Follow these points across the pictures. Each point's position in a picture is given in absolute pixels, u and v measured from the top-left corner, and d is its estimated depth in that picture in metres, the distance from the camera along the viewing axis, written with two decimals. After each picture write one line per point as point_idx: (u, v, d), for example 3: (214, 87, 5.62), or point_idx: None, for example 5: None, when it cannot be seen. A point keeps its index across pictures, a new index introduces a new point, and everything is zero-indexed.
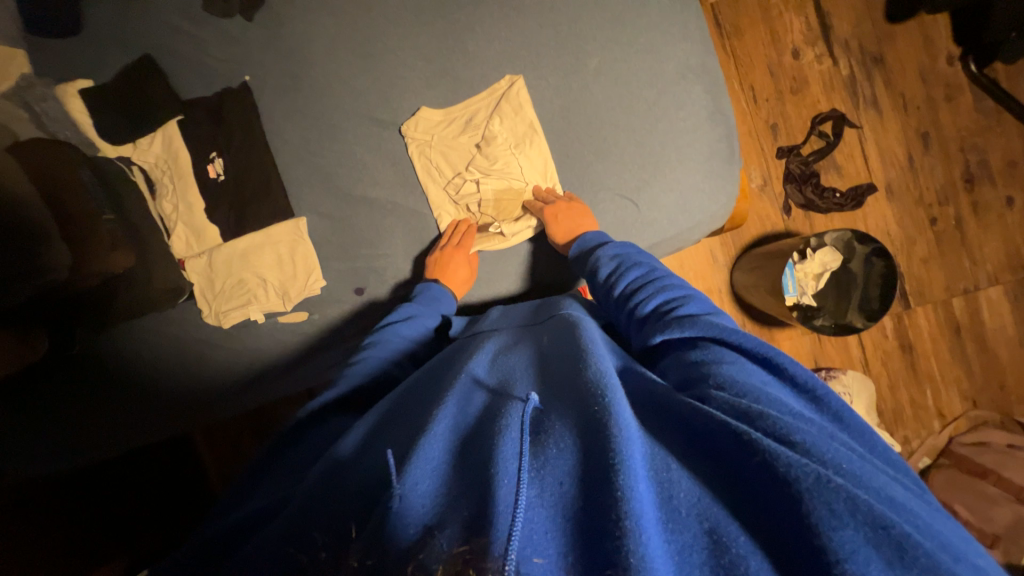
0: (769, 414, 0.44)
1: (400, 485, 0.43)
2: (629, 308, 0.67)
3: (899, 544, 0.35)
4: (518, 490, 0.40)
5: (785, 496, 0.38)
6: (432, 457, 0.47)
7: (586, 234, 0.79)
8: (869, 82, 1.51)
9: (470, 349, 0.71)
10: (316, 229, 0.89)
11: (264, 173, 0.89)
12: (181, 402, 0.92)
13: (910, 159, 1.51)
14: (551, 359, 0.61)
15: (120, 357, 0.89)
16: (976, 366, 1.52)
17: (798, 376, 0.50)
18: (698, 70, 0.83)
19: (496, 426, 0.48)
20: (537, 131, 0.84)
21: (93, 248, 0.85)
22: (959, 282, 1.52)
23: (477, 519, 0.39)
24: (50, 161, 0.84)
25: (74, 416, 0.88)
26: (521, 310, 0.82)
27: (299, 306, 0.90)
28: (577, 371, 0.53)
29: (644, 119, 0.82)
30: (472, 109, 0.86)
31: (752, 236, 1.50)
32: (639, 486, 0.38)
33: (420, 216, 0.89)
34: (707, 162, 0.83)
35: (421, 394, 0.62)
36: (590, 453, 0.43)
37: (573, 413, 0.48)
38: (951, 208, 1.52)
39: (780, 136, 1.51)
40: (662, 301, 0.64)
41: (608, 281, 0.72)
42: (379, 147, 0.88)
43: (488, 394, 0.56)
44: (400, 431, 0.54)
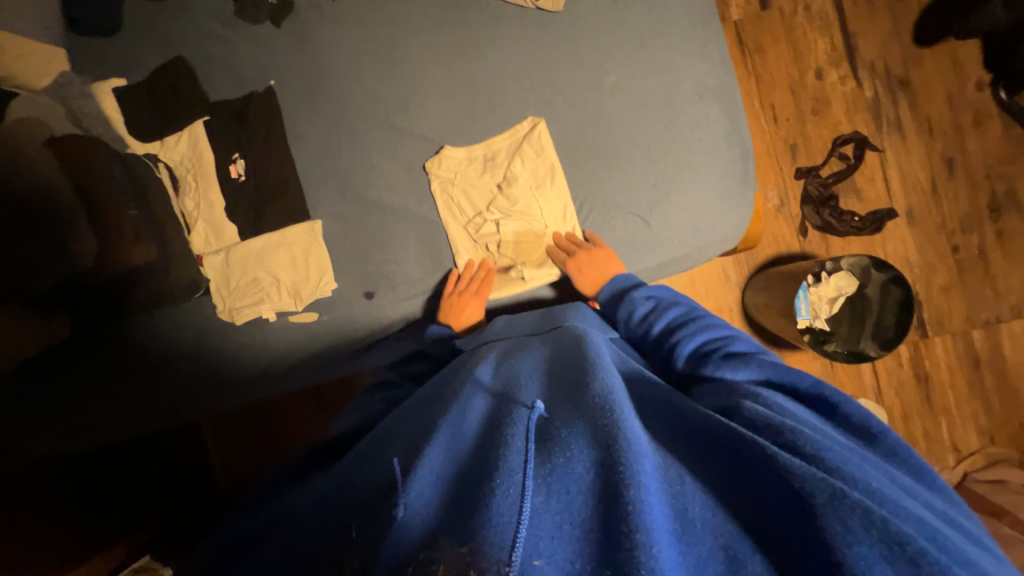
0: (800, 437, 0.45)
1: (403, 495, 0.43)
2: (673, 344, 0.67)
3: (917, 562, 0.35)
4: (521, 498, 0.40)
5: (802, 514, 0.39)
6: (436, 465, 0.46)
7: (619, 277, 0.80)
8: (894, 105, 1.49)
9: (475, 358, 0.72)
10: (331, 232, 0.91)
11: (283, 175, 0.91)
12: (189, 395, 0.93)
13: (934, 185, 1.48)
14: (556, 369, 0.61)
15: (134, 349, 0.91)
16: (996, 400, 1.48)
17: (840, 410, 0.51)
18: (716, 90, 0.83)
19: (499, 435, 0.48)
20: (558, 172, 0.84)
21: (116, 237, 0.87)
22: (981, 313, 1.48)
23: (474, 521, 0.39)
24: (84, 154, 0.86)
25: (89, 405, 0.91)
26: (527, 319, 0.82)
27: (310, 306, 0.91)
28: (585, 382, 0.54)
29: (659, 138, 0.82)
30: (494, 145, 0.86)
31: (766, 256, 1.48)
32: (649, 498, 0.39)
33: (430, 224, 0.89)
34: (722, 183, 0.83)
35: (429, 403, 0.62)
36: (597, 463, 0.43)
37: (580, 423, 0.48)
38: (975, 236, 1.48)
39: (799, 156, 1.49)
40: (708, 340, 0.66)
41: (648, 317, 0.73)
42: (396, 154, 0.89)
43: (492, 402, 0.56)
44: (406, 438, 0.54)
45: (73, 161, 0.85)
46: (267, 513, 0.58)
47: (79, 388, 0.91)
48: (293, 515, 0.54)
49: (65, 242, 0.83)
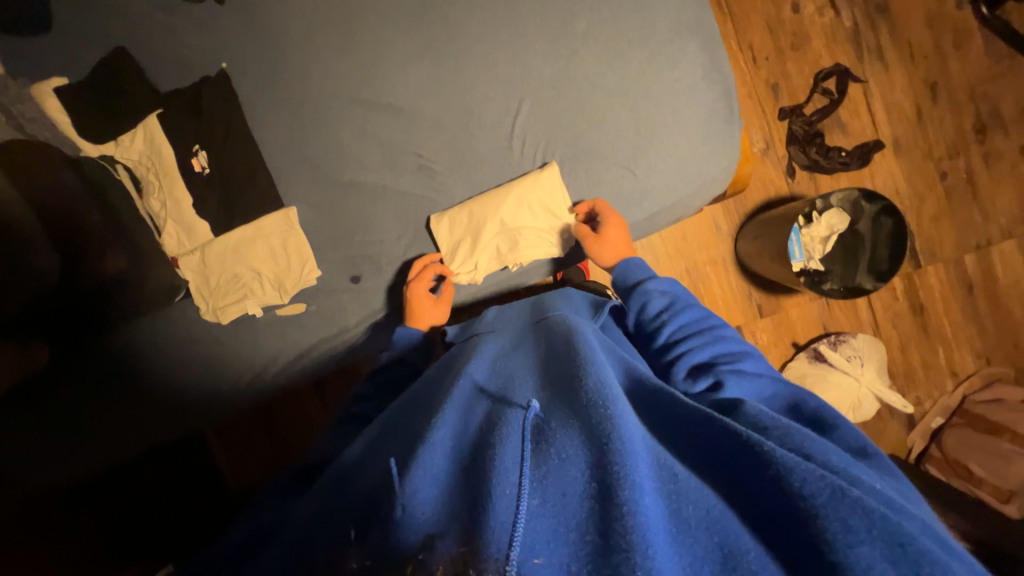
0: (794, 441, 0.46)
1: (401, 495, 0.43)
2: (675, 350, 0.66)
3: (917, 562, 0.36)
4: (519, 501, 0.40)
5: (795, 511, 0.39)
6: (433, 465, 0.47)
7: (633, 261, 0.77)
8: (874, 32, 1.44)
9: (468, 350, 0.72)
10: (308, 219, 0.87)
11: (250, 164, 0.86)
12: (169, 423, 0.91)
13: (918, 112, 1.45)
14: (549, 363, 0.60)
15: (110, 376, 0.87)
16: (990, 323, 1.49)
17: (842, 431, 0.50)
18: (692, 26, 0.78)
19: (495, 436, 0.47)
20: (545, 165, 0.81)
21: (85, 259, 0.85)
22: (972, 238, 1.47)
23: (479, 533, 0.38)
24: (38, 167, 0.84)
25: (67, 431, 0.86)
26: (519, 312, 0.82)
27: (296, 297, 0.89)
28: (576, 377, 0.53)
29: (637, 83, 0.78)
30: (539, 226, 0.82)
31: (755, 203, 1.47)
32: (644, 499, 0.38)
33: (413, 198, 0.85)
34: (707, 124, 0.79)
35: (420, 407, 0.60)
36: (590, 463, 0.42)
37: (568, 422, 0.47)
38: (962, 160, 1.46)
39: (781, 96, 1.46)
40: (713, 355, 0.64)
41: (659, 317, 0.70)
42: (364, 131, 0.84)
43: (488, 403, 0.55)
44: (402, 440, 0.53)
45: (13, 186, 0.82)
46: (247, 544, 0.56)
47: (43, 425, 0.85)
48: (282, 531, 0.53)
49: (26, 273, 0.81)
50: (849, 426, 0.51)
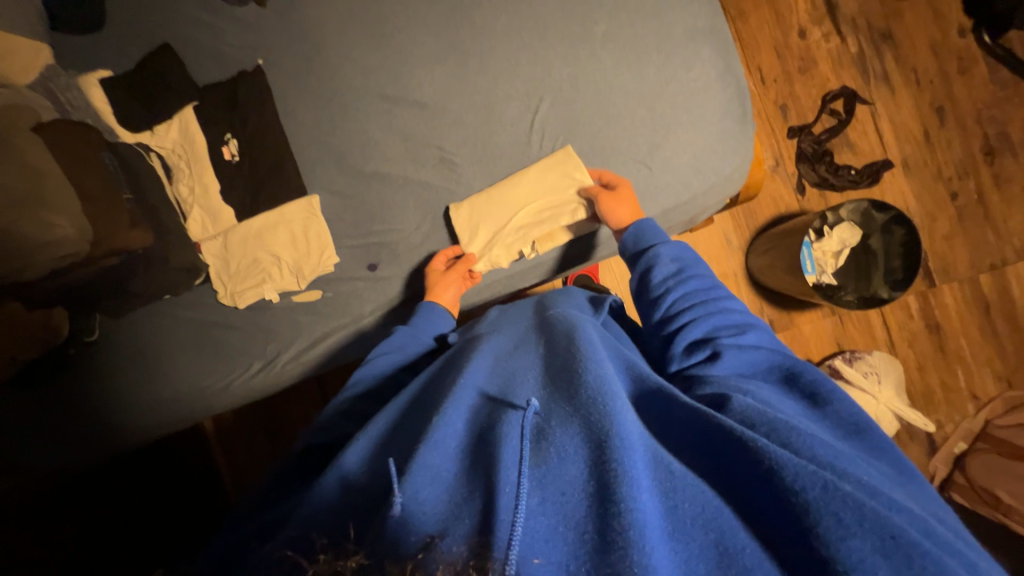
0: (789, 426, 0.44)
1: (400, 494, 0.41)
2: (677, 321, 0.65)
3: (909, 555, 0.35)
4: (518, 501, 0.38)
5: (786, 510, 0.38)
6: (434, 462, 0.44)
7: (646, 221, 0.75)
8: (879, 57, 1.49)
9: (469, 348, 0.66)
10: (329, 207, 0.90)
11: (278, 153, 0.90)
12: (176, 405, 0.90)
13: (926, 133, 1.48)
14: (551, 358, 0.57)
15: (130, 357, 0.89)
16: (1010, 345, 1.46)
17: (838, 410, 0.49)
18: (706, 31, 0.82)
19: (492, 436, 0.45)
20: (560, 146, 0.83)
21: (109, 225, 0.82)
22: (986, 258, 1.47)
23: (480, 536, 0.36)
24: (74, 141, 0.83)
25: (80, 411, 0.87)
26: (524, 308, 0.77)
27: (313, 284, 0.90)
28: (575, 373, 0.50)
29: (653, 83, 0.81)
30: (559, 190, 0.82)
31: (766, 217, 1.48)
32: (641, 496, 0.38)
33: (432, 189, 0.87)
34: (720, 124, 0.81)
35: (420, 405, 0.56)
36: (592, 463, 0.41)
37: (567, 422, 0.45)
38: (972, 181, 1.48)
39: (790, 115, 1.50)
40: (716, 323, 0.62)
41: (664, 284, 0.69)
42: (389, 123, 0.88)
43: (486, 403, 0.52)
44: (403, 435, 0.51)
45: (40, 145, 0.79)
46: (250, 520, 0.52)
47: (59, 401, 0.87)
48: (286, 508, 0.50)
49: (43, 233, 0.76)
50: (847, 400, 0.50)
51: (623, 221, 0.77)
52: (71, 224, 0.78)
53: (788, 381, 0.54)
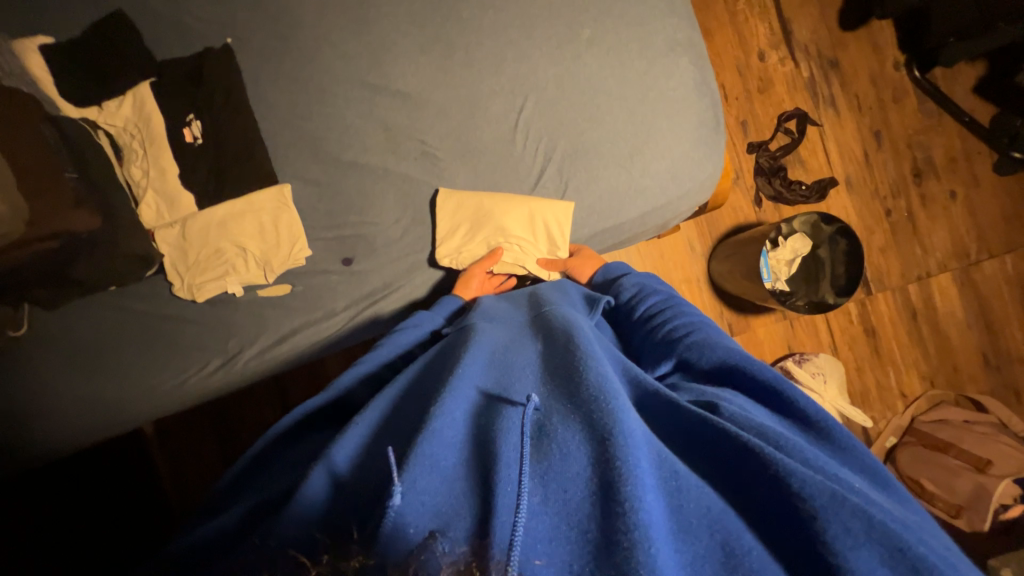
0: (777, 435, 0.45)
1: (400, 483, 0.39)
2: (646, 333, 0.69)
3: (914, 566, 0.37)
4: (520, 501, 0.38)
5: (790, 510, 0.40)
6: (434, 452, 0.42)
7: (610, 265, 0.83)
8: (827, 83, 1.62)
9: (465, 337, 0.64)
10: (302, 196, 0.85)
11: (246, 137, 0.84)
12: (120, 407, 0.82)
13: (866, 155, 1.63)
14: (550, 357, 0.56)
15: (65, 353, 0.81)
16: (932, 348, 1.63)
17: (806, 409, 0.50)
18: (683, 44, 0.84)
19: (494, 431, 0.45)
20: (543, 147, 0.84)
21: (48, 205, 0.72)
22: (914, 270, 1.63)
23: (485, 537, 0.36)
24: (10, 112, 0.74)
25: (5, 414, 0.79)
26: (515, 303, 0.76)
27: (282, 277, 0.85)
28: (577, 372, 0.50)
29: (635, 89, 0.83)
30: (533, 242, 0.86)
31: (726, 226, 1.57)
32: (648, 497, 0.38)
33: (412, 182, 0.85)
34: (696, 134, 0.85)
35: (416, 397, 0.54)
36: (598, 461, 0.41)
37: (569, 421, 0.45)
38: (903, 200, 1.63)
39: (750, 131, 1.60)
40: (676, 326, 0.65)
41: (628, 305, 0.74)
42: (369, 112, 0.85)
43: (486, 397, 0.50)
44: (402, 428, 0.49)
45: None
46: (232, 512, 0.48)
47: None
48: (270, 504, 0.47)
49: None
50: (813, 404, 0.51)
51: (586, 276, 0.84)
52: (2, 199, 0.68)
53: (752, 387, 0.54)
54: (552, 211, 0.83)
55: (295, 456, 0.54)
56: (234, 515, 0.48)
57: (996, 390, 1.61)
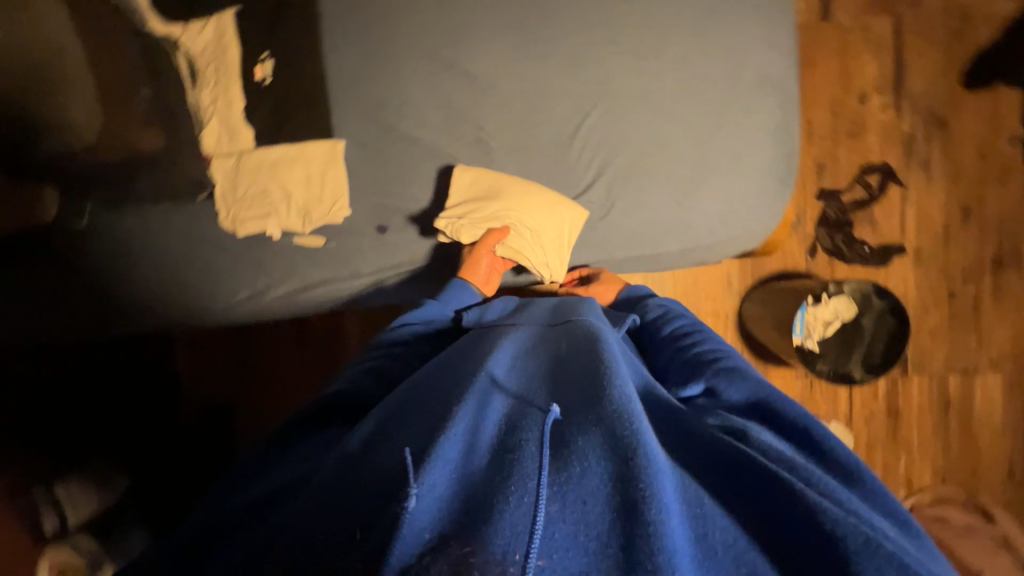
0: (809, 475, 0.46)
1: (417, 483, 0.40)
2: (675, 352, 0.69)
3: None
4: (537, 506, 0.39)
5: (821, 553, 0.40)
6: (454, 452, 0.44)
7: (635, 286, 0.85)
8: (927, 143, 1.48)
9: (489, 338, 0.66)
10: (352, 156, 0.86)
11: (315, 90, 0.86)
12: (158, 313, 0.89)
13: (946, 229, 1.49)
14: (571, 367, 0.57)
15: (113, 250, 0.86)
16: (956, 446, 1.53)
17: (833, 449, 0.51)
18: (775, 82, 0.78)
19: (514, 440, 0.46)
20: (598, 160, 0.81)
21: (124, 120, 0.83)
22: (961, 362, 1.51)
23: (497, 539, 0.37)
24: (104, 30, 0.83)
25: (53, 293, 0.85)
26: (540, 307, 0.76)
27: (317, 230, 0.88)
28: (599, 386, 0.50)
29: (710, 121, 0.78)
30: (539, 232, 0.81)
31: (771, 270, 1.50)
32: (670, 519, 0.39)
33: (460, 166, 0.84)
34: (762, 181, 0.79)
35: (434, 388, 0.56)
36: (618, 478, 0.41)
37: (592, 429, 0.45)
38: (973, 286, 1.50)
39: (825, 177, 1.49)
40: (707, 350, 0.66)
41: (656, 324, 0.75)
42: (434, 87, 0.84)
43: (508, 404, 0.51)
44: (419, 421, 0.50)
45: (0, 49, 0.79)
46: (257, 482, 0.52)
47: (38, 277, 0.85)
48: (291, 478, 0.51)
49: (61, 123, 0.81)
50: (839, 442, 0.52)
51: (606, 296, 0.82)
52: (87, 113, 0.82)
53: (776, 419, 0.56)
54: (570, 206, 0.80)
55: (316, 434, 0.58)
56: (259, 487, 0.51)
57: (1012, 504, 1.52)
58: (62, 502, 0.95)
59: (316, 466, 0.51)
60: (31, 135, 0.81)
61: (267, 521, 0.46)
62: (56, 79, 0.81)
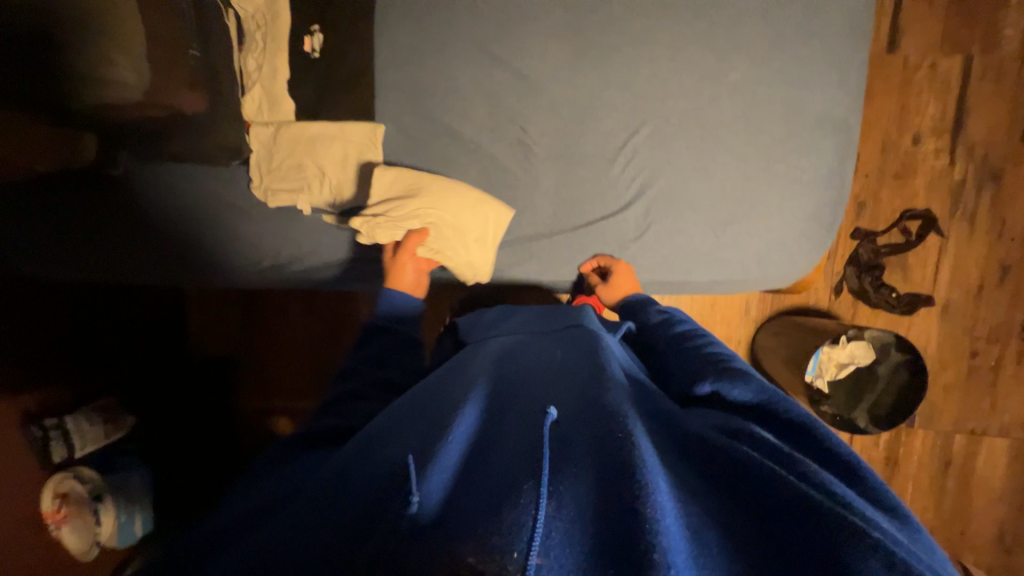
0: (813, 476, 0.41)
1: (418, 490, 0.40)
2: (679, 352, 0.62)
3: None
4: (535, 503, 0.36)
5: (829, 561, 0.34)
6: (450, 460, 0.43)
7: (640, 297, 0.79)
8: (977, 195, 1.41)
9: (480, 350, 0.64)
10: (390, 142, 0.85)
11: (359, 68, 0.83)
12: (171, 271, 0.89)
13: (981, 286, 1.44)
14: (563, 367, 0.55)
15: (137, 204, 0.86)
16: (948, 503, 1.52)
17: (836, 449, 0.45)
18: (836, 124, 0.75)
19: (510, 442, 0.44)
20: (641, 181, 0.79)
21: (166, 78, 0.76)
22: (970, 422, 1.49)
23: (493, 535, 0.35)
24: None
25: (74, 239, 0.86)
26: (534, 312, 0.74)
27: (348, 213, 0.89)
28: (593, 388, 0.48)
29: (761, 156, 0.75)
30: (462, 229, 0.80)
31: (790, 303, 1.48)
32: (667, 518, 0.36)
33: (497, 167, 0.82)
34: (805, 224, 0.77)
35: (434, 391, 0.54)
36: (611, 475, 0.39)
37: (590, 429, 0.43)
38: (998, 348, 1.45)
39: (863, 216, 1.45)
40: (712, 351, 0.60)
41: (658, 328, 0.69)
42: (482, 81, 0.81)
43: (505, 408, 0.50)
44: (415, 425, 0.48)
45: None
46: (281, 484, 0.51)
47: (62, 220, 0.85)
48: (308, 482, 0.49)
49: (92, 69, 0.72)
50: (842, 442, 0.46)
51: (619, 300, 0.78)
52: (128, 64, 0.73)
53: (771, 415, 0.50)
54: (493, 205, 0.80)
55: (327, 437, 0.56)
56: (282, 485, 0.50)
57: (993, 566, 1.51)
58: (69, 432, 0.96)
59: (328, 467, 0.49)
60: (54, 77, 0.72)
61: (280, 520, 0.45)
62: (93, 15, 0.71)
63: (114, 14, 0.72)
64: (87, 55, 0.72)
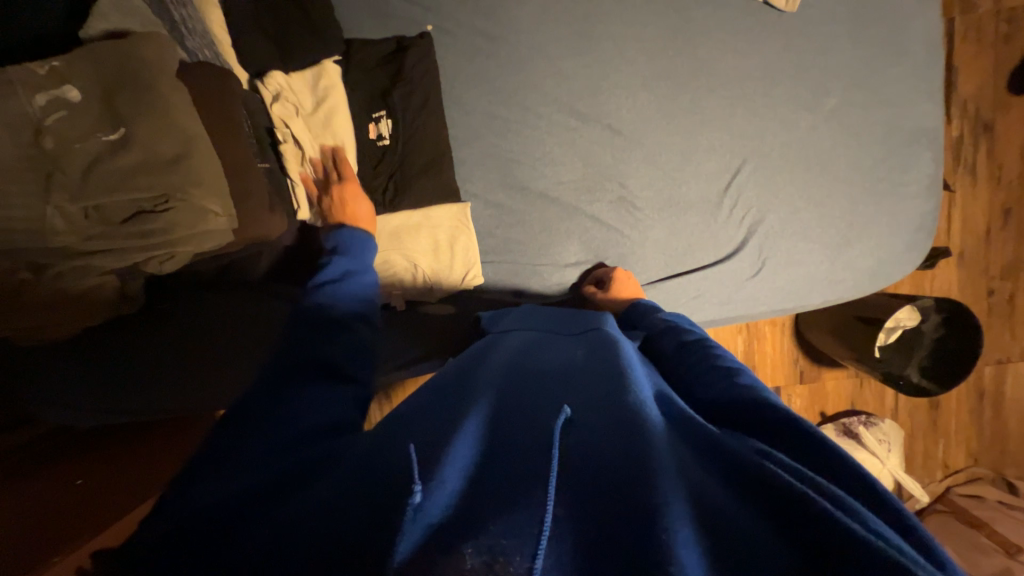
0: (841, 497, 0.32)
1: (419, 483, 0.32)
2: (698, 357, 0.53)
3: None
4: (545, 503, 0.30)
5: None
6: (462, 456, 0.35)
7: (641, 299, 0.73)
8: (974, 147, 1.50)
9: (496, 346, 0.56)
10: (481, 218, 0.79)
11: (436, 148, 0.75)
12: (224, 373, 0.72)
13: (988, 230, 1.54)
14: (582, 372, 0.46)
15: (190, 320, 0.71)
16: (987, 430, 1.56)
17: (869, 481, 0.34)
18: (930, 135, 0.80)
19: (522, 438, 0.37)
20: (759, 221, 0.78)
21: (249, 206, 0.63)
22: (995, 352, 1.57)
23: (498, 529, 0.30)
24: (219, 94, 0.61)
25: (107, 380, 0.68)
26: (550, 314, 0.67)
27: (445, 298, 0.80)
28: (621, 385, 0.41)
29: (864, 176, 0.78)
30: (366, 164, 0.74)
31: None
32: (682, 519, 0.29)
33: (604, 227, 0.79)
34: (913, 234, 0.80)
35: (433, 401, 0.45)
36: (629, 471, 0.32)
37: (616, 430, 0.36)
38: (1010, 283, 1.56)
39: None
40: (724, 359, 0.51)
41: (668, 329, 0.60)
42: (573, 142, 0.78)
43: (521, 403, 0.41)
44: (425, 421, 0.41)
45: (25, 105, 0.50)
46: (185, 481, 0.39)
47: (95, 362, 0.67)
48: (213, 487, 0.38)
49: (173, 225, 0.56)
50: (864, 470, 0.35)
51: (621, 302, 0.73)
52: (219, 208, 0.58)
53: (754, 412, 0.41)
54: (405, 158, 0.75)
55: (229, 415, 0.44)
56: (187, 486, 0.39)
57: None
58: None
59: (249, 477, 0.39)
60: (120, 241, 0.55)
61: (194, 507, 0.37)
62: (162, 156, 0.54)
63: (180, 146, 0.55)
64: (164, 207, 0.55)
